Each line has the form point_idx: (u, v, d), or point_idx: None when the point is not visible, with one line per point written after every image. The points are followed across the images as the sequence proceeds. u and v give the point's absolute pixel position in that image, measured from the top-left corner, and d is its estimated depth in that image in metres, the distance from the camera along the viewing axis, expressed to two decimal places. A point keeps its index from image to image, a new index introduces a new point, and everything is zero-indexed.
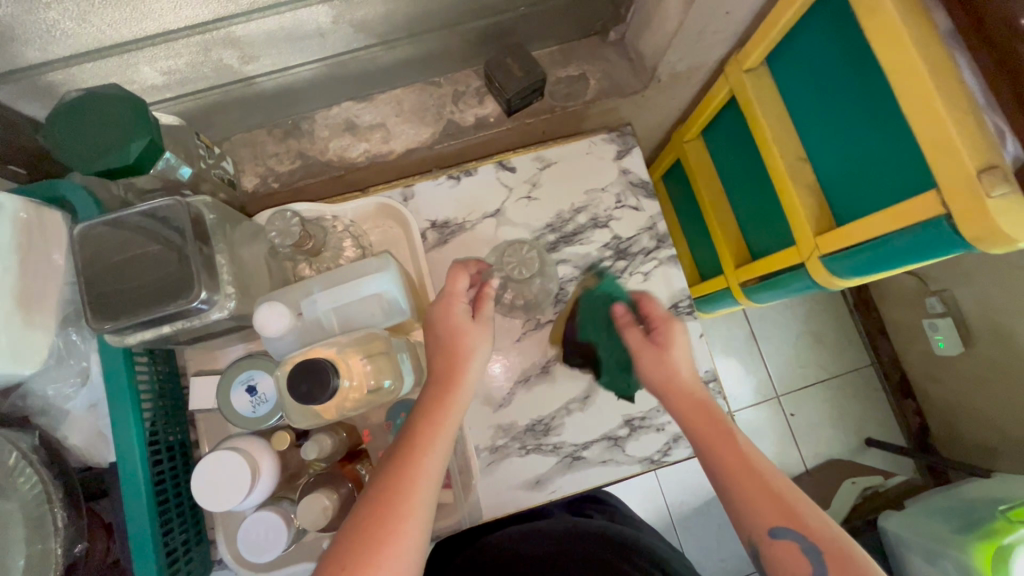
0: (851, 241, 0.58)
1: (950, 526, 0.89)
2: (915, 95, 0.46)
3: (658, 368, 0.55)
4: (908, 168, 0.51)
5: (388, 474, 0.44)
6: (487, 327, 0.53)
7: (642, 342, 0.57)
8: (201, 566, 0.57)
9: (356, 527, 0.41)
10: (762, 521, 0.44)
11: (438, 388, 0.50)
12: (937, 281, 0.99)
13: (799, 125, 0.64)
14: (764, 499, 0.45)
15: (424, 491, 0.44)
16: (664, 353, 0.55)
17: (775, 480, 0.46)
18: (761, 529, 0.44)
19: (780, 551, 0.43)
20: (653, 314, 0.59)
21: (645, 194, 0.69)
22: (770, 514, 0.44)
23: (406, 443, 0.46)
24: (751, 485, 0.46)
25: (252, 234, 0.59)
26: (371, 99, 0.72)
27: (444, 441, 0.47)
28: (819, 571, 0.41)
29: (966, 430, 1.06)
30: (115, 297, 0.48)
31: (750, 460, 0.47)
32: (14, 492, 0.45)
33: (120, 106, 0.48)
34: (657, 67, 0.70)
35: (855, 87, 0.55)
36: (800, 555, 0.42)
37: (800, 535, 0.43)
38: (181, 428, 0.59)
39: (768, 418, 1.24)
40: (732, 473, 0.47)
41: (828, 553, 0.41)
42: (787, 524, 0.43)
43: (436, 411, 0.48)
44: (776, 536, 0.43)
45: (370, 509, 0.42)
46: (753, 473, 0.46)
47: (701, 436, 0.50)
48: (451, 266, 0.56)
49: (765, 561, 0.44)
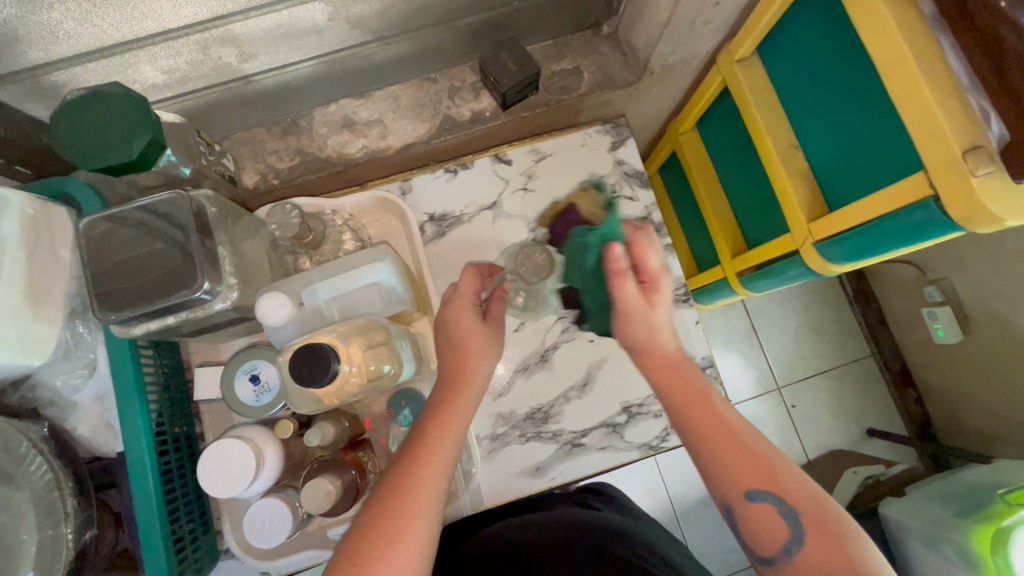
0: (843, 226, 0.59)
1: (950, 510, 0.89)
2: (900, 78, 0.46)
3: (633, 330, 0.52)
4: (897, 152, 0.52)
5: (397, 472, 0.45)
6: (496, 328, 0.54)
7: (632, 295, 0.51)
8: (207, 555, 0.58)
9: (366, 524, 0.42)
10: (739, 484, 0.45)
11: (449, 386, 0.51)
12: (934, 270, 1.00)
13: (790, 113, 0.65)
14: (744, 463, 0.45)
15: (431, 489, 0.44)
16: (650, 310, 0.51)
17: (755, 444, 0.46)
18: (738, 491, 0.45)
19: (758, 512, 0.44)
20: (649, 265, 0.52)
21: (639, 184, 0.70)
22: (748, 477, 0.45)
23: (414, 441, 0.47)
24: (728, 447, 0.46)
25: (253, 228, 0.60)
26: (369, 96, 0.73)
27: (451, 440, 0.48)
28: (796, 531, 0.42)
29: (967, 418, 1.07)
30: (120, 289, 0.49)
31: (731, 425, 0.47)
32: (25, 481, 0.46)
33: (124, 104, 0.49)
34: (649, 59, 0.71)
35: (843, 73, 0.56)
36: (778, 517, 0.43)
37: (778, 499, 0.44)
38: (187, 420, 0.60)
39: (769, 409, 1.25)
40: (707, 435, 0.47)
41: (803, 512, 0.43)
42: (765, 486, 0.44)
43: (444, 410, 0.49)
44: (754, 499, 0.44)
45: (378, 507, 0.43)
46: (732, 434, 0.47)
47: (678, 397, 0.50)
48: (465, 268, 0.55)
49: (746, 521, 0.45)
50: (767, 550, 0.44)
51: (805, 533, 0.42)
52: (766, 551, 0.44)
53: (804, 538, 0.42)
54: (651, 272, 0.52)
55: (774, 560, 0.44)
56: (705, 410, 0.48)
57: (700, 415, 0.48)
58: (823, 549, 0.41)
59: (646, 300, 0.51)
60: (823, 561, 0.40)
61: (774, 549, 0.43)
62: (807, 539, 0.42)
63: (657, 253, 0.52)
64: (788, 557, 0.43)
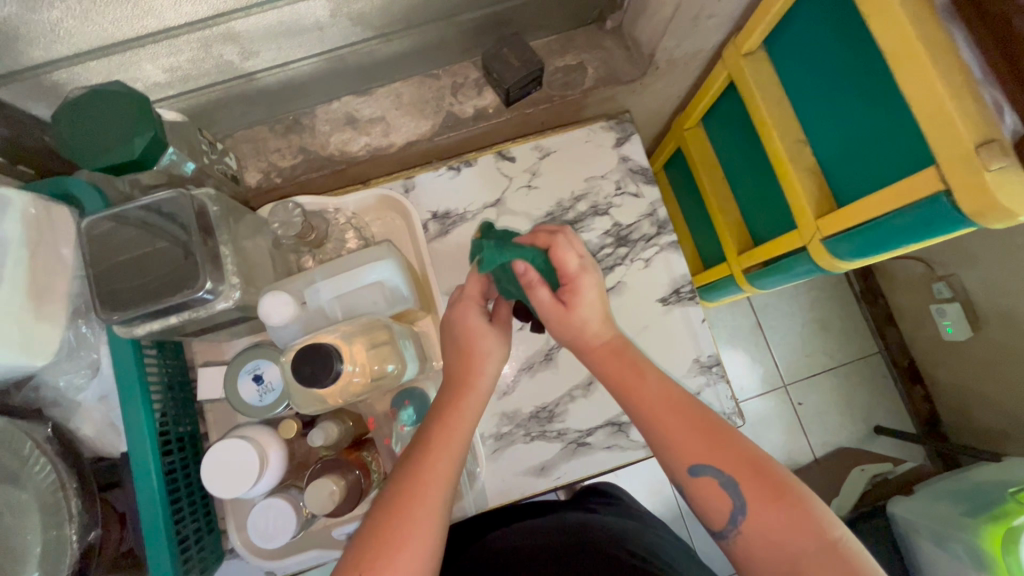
0: (852, 222, 0.58)
1: (959, 509, 0.89)
2: (911, 71, 0.45)
3: (572, 327, 0.51)
4: (908, 147, 0.51)
5: (402, 479, 0.45)
6: (503, 329, 0.53)
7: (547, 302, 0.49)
8: (212, 554, 0.58)
9: (370, 531, 0.42)
10: (683, 459, 0.46)
11: (455, 389, 0.50)
12: (944, 266, 0.99)
13: (798, 108, 0.64)
14: (688, 438, 0.46)
15: (436, 495, 0.44)
16: (569, 313, 0.50)
17: (698, 417, 0.47)
18: (682, 467, 0.46)
19: (702, 487, 0.45)
20: (565, 269, 0.50)
21: (644, 181, 0.70)
22: (690, 452, 0.45)
23: (420, 447, 0.47)
24: (671, 423, 0.47)
25: (255, 227, 0.60)
26: (371, 93, 0.73)
27: (457, 445, 0.47)
28: (737, 498, 0.43)
29: (976, 416, 1.06)
30: (122, 289, 0.49)
31: (669, 398, 0.48)
32: (30, 482, 0.46)
33: (124, 102, 0.49)
34: (654, 53, 0.70)
35: (853, 66, 0.55)
36: (720, 487, 0.44)
37: (719, 470, 0.44)
38: (191, 419, 0.60)
39: (775, 407, 1.24)
40: (649, 412, 0.48)
41: (744, 480, 0.44)
42: (706, 460, 0.45)
43: (449, 415, 0.48)
44: (697, 474, 0.45)
45: (382, 516, 0.42)
46: (674, 408, 0.47)
47: (615, 381, 0.50)
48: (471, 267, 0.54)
49: (694, 496, 0.46)
50: (716, 523, 0.45)
51: (748, 501, 0.43)
52: (716, 524, 0.45)
53: (748, 506, 0.43)
54: (569, 276, 0.50)
55: (724, 531, 0.45)
56: (652, 394, 0.48)
57: (702, 414, 0.47)
58: (769, 514, 0.42)
59: (562, 306, 0.50)
60: (771, 526, 0.42)
61: (722, 521, 0.44)
62: (751, 506, 0.43)
63: (575, 255, 0.50)
64: (736, 526, 0.44)
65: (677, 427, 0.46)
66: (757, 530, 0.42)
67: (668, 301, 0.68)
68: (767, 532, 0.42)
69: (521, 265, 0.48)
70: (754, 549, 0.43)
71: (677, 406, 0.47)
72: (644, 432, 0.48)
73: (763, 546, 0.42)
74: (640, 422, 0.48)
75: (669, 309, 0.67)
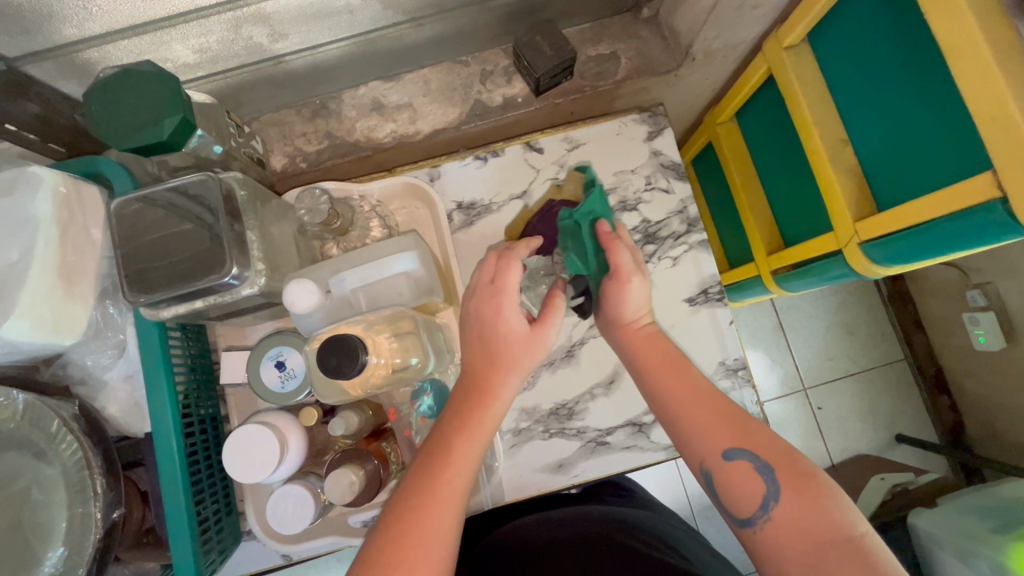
0: (894, 227, 0.55)
1: (987, 525, 0.86)
2: (971, 70, 0.43)
3: (620, 314, 0.51)
4: (963, 149, 0.49)
5: (430, 454, 0.46)
6: (544, 333, 0.50)
7: (632, 264, 0.50)
8: (231, 535, 0.59)
9: (382, 541, 0.41)
10: (716, 444, 0.44)
11: (471, 397, 0.49)
12: (980, 273, 0.94)
13: (842, 105, 0.61)
14: (721, 425, 0.45)
15: (451, 510, 0.43)
16: (645, 282, 0.51)
17: (734, 410, 0.46)
18: (715, 453, 0.44)
19: (734, 471, 0.43)
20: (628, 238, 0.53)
21: (676, 177, 0.68)
22: (723, 437, 0.44)
23: (437, 456, 0.45)
24: (707, 419, 0.46)
25: (281, 212, 0.60)
26: (399, 79, 0.72)
27: (475, 456, 0.46)
28: (772, 486, 0.42)
29: (1003, 428, 1.02)
30: (149, 272, 0.49)
31: (705, 396, 0.47)
32: (58, 458, 0.47)
33: (154, 83, 0.48)
34: (691, 45, 0.67)
35: (907, 63, 0.52)
36: (754, 472, 0.42)
37: (754, 455, 0.43)
38: (213, 402, 0.60)
39: (794, 411, 1.21)
40: (683, 407, 0.47)
41: (779, 467, 0.42)
42: (741, 444, 0.44)
43: (468, 422, 0.47)
44: (731, 458, 0.44)
45: (395, 526, 0.42)
46: (710, 406, 0.46)
47: (650, 373, 0.50)
48: (503, 253, 0.52)
49: (721, 484, 0.44)
50: (744, 509, 0.42)
51: (781, 487, 0.41)
52: (744, 510, 0.43)
53: (780, 492, 0.41)
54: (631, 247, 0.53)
55: (752, 520, 0.42)
56: (690, 385, 0.47)
57: (734, 412, 0.46)
58: (801, 502, 0.40)
59: (641, 272, 0.51)
60: (801, 514, 0.40)
61: (752, 507, 0.42)
62: (785, 494, 0.41)
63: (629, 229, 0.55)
64: (766, 513, 0.41)
65: (716, 430, 0.45)
66: (787, 517, 0.40)
67: (695, 301, 0.66)
68: (797, 521, 0.40)
69: (608, 225, 0.53)
70: (782, 538, 0.40)
71: (711, 400, 0.47)
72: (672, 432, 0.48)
73: (792, 535, 0.40)
74: (670, 422, 0.48)
75: (696, 309, 0.66)
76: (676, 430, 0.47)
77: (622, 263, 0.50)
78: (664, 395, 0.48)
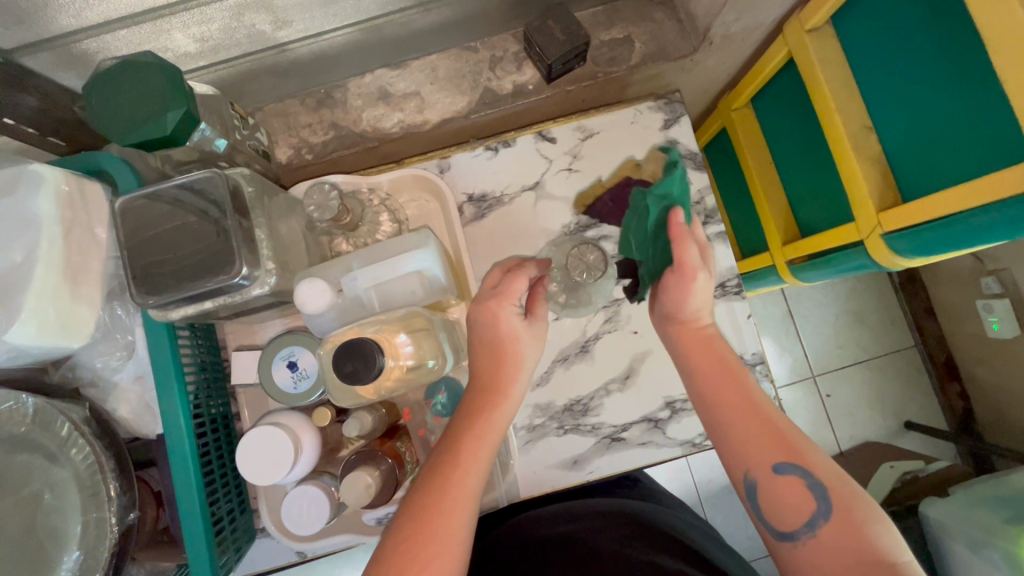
0: (922, 218, 0.53)
1: (999, 516, 0.85)
2: (1015, 54, 0.40)
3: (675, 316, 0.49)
4: (1000, 138, 0.47)
5: (443, 445, 0.46)
6: (540, 328, 0.50)
7: (698, 262, 0.47)
8: (245, 534, 0.59)
9: (398, 540, 0.41)
10: (764, 456, 0.43)
11: (479, 397, 0.48)
12: (995, 261, 0.92)
13: (868, 91, 0.58)
14: (771, 439, 0.44)
15: (464, 512, 0.42)
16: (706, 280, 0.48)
17: (780, 421, 0.45)
18: (764, 465, 0.43)
19: (782, 485, 0.42)
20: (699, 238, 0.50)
21: (692, 166, 0.66)
22: (773, 451, 0.43)
23: (446, 455, 0.45)
24: (753, 426, 0.44)
25: (288, 207, 0.58)
26: (405, 66, 0.69)
27: (484, 458, 0.45)
28: (820, 506, 0.40)
29: (1016, 417, 1.01)
30: (157, 273, 0.47)
31: (755, 401, 0.45)
32: (69, 462, 0.47)
33: (155, 74, 0.46)
34: (709, 28, 0.65)
35: (943, 47, 0.49)
36: (804, 489, 0.41)
37: (806, 472, 0.42)
38: (223, 401, 0.60)
39: (803, 399, 1.21)
40: (736, 416, 0.45)
41: (832, 486, 0.41)
42: (793, 459, 0.42)
43: (476, 422, 0.47)
44: (781, 472, 0.42)
45: (409, 524, 0.41)
46: (763, 415, 0.45)
47: (705, 379, 0.47)
48: (498, 268, 0.51)
49: (767, 495, 0.43)
50: (788, 523, 0.41)
51: (832, 507, 0.40)
52: (787, 524, 0.41)
53: (830, 512, 0.40)
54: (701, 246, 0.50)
55: (795, 534, 0.41)
56: (743, 394, 0.46)
57: (780, 424, 0.44)
58: (847, 524, 0.39)
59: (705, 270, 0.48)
60: (849, 535, 0.39)
61: (797, 522, 0.41)
62: (836, 513, 0.40)
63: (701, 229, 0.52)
64: (812, 530, 0.40)
65: (769, 444, 0.43)
66: (836, 537, 0.39)
67: (711, 295, 0.65)
68: (847, 540, 0.39)
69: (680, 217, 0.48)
70: (825, 556, 0.39)
71: (765, 411, 0.45)
72: (707, 424, 0.47)
73: (837, 554, 0.39)
74: (717, 429, 0.46)
75: (712, 303, 0.64)
76: (726, 430, 0.45)
77: (687, 261, 0.47)
78: (717, 398, 0.46)
